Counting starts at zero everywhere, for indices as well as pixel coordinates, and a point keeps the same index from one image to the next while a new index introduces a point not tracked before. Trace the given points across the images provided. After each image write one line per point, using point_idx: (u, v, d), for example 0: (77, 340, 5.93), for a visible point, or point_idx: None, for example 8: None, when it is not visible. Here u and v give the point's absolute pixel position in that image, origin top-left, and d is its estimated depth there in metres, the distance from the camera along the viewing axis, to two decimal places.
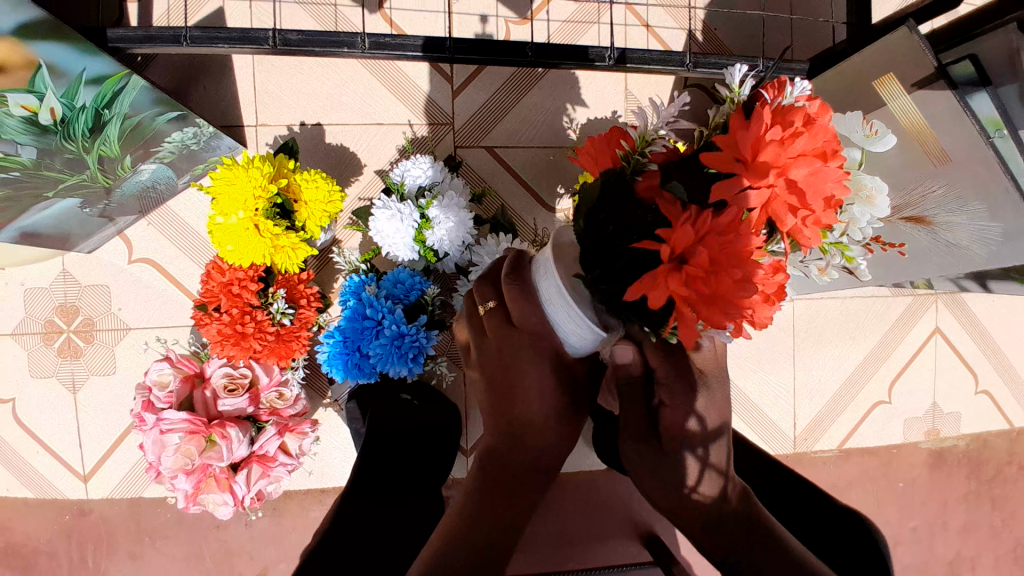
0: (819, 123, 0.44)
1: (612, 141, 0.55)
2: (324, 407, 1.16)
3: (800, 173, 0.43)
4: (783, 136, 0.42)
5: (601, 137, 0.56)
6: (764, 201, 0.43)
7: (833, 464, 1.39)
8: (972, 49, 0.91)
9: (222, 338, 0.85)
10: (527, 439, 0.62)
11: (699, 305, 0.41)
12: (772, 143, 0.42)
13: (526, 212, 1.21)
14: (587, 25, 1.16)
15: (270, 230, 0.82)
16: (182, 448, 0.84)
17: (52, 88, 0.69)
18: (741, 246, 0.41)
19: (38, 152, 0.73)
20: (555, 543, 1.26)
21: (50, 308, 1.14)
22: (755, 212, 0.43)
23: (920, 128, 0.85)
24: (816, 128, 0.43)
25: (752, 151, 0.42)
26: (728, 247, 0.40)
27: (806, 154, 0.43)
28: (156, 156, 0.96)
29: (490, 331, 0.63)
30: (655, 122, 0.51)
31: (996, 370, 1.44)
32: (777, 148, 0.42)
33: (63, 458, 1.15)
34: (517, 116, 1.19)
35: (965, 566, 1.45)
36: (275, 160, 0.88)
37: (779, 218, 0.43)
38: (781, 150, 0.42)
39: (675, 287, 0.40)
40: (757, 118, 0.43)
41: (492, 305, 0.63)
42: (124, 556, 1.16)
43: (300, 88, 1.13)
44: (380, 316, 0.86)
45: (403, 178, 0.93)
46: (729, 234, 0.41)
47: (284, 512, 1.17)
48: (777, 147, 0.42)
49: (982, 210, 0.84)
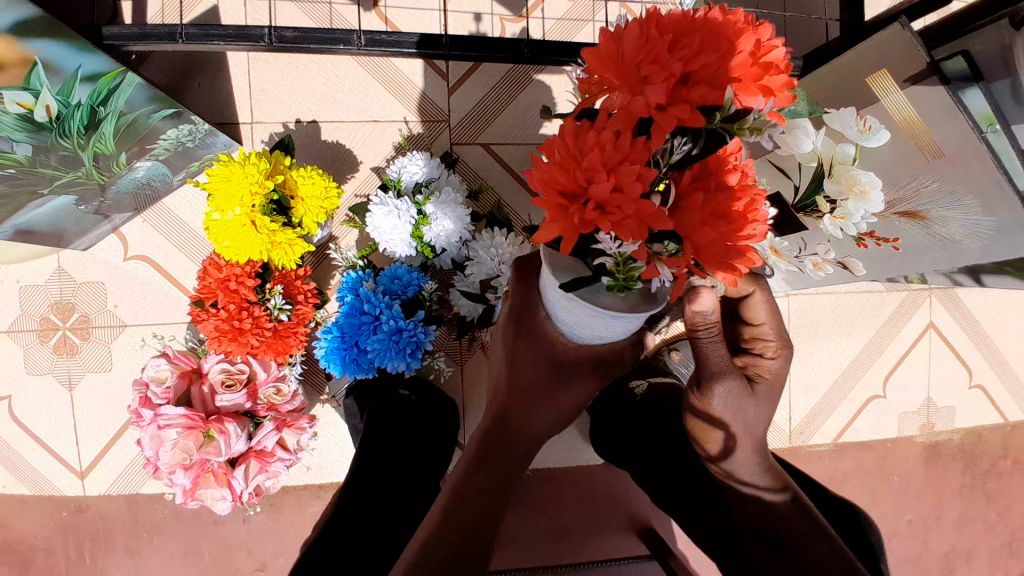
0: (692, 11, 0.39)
1: None
2: (322, 403, 1.16)
3: (664, 53, 0.38)
4: (650, 35, 0.38)
5: None
6: (632, 99, 0.39)
7: (828, 457, 1.40)
8: (965, 45, 0.92)
9: (220, 333, 0.85)
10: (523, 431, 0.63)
11: (567, 214, 0.39)
12: (636, 45, 0.39)
13: (522, 209, 1.21)
14: (583, 23, 1.17)
15: (267, 226, 0.82)
16: (181, 443, 0.84)
17: (48, 85, 0.69)
18: (601, 144, 0.38)
19: (33, 150, 0.73)
20: (554, 537, 1.27)
21: (45, 305, 1.14)
22: (622, 113, 0.39)
23: (913, 123, 0.85)
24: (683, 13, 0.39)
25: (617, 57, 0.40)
26: (596, 158, 0.38)
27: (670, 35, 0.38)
28: (152, 153, 0.96)
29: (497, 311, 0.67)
30: None
31: (990, 365, 1.46)
32: (631, 39, 0.39)
33: (60, 454, 1.15)
34: (512, 113, 1.19)
35: (959, 558, 1.46)
36: (271, 157, 0.88)
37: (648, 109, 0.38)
38: (648, 41, 0.38)
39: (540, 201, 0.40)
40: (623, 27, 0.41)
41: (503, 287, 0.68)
42: (122, 552, 1.16)
43: (295, 86, 1.13)
44: (378, 311, 0.86)
45: (399, 174, 0.93)
46: (600, 143, 0.38)
47: (282, 508, 1.18)
48: (648, 44, 0.39)
49: (975, 204, 0.85)
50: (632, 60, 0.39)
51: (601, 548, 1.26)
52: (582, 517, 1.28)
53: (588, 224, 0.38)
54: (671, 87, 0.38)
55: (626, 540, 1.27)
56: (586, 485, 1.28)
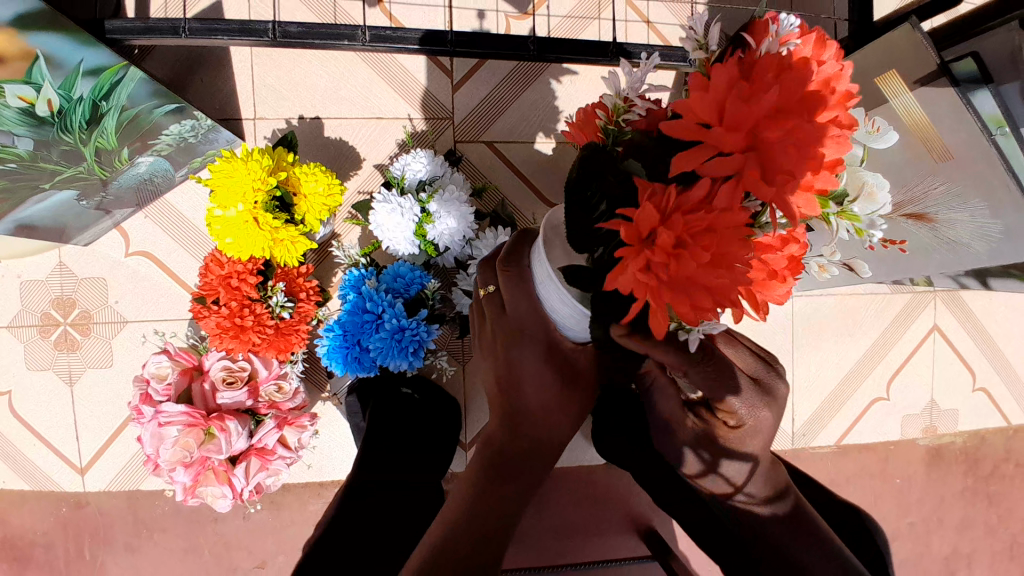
0: (793, 73, 0.38)
1: (590, 116, 0.53)
2: (323, 401, 1.15)
3: (775, 133, 0.37)
4: (752, 97, 0.37)
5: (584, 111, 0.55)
6: (738, 172, 0.38)
7: (831, 459, 1.40)
8: (976, 47, 0.91)
9: (221, 331, 0.85)
10: (526, 432, 0.63)
11: (667, 290, 0.38)
12: (760, 115, 0.37)
13: (526, 208, 1.20)
14: (588, 20, 1.16)
15: (269, 223, 0.82)
16: (182, 440, 0.84)
17: (50, 79, 0.68)
18: (717, 224, 0.37)
19: (34, 145, 0.72)
20: (554, 537, 1.26)
21: (46, 301, 1.14)
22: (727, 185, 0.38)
23: (923, 126, 0.85)
24: (791, 78, 0.38)
25: (718, 114, 0.38)
26: (710, 242, 0.37)
27: (781, 109, 0.38)
28: (154, 148, 0.95)
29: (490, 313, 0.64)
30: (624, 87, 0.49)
31: (994, 368, 1.45)
32: (743, 105, 0.37)
33: (60, 450, 1.15)
34: (516, 111, 1.19)
35: (960, 562, 1.45)
36: (274, 153, 0.87)
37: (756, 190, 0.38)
38: (765, 114, 0.37)
39: (637, 270, 0.38)
40: (721, 76, 0.38)
41: (492, 288, 0.65)
42: (121, 548, 1.16)
43: (298, 82, 1.12)
44: (380, 310, 0.86)
45: (403, 172, 0.93)
46: (711, 223, 0.37)
47: (282, 505, 1.17)
48: (764, 116, 0.37)
49: (983, 207, 0.84)
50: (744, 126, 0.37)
51: (601, 549, 1.26)
52: (582, 517, 1.27)
53: (683, 303, 0.38)
54: (769, 163, 0.38)
55: (626, 540, 1.27)
56: (587, 485, 1.28)
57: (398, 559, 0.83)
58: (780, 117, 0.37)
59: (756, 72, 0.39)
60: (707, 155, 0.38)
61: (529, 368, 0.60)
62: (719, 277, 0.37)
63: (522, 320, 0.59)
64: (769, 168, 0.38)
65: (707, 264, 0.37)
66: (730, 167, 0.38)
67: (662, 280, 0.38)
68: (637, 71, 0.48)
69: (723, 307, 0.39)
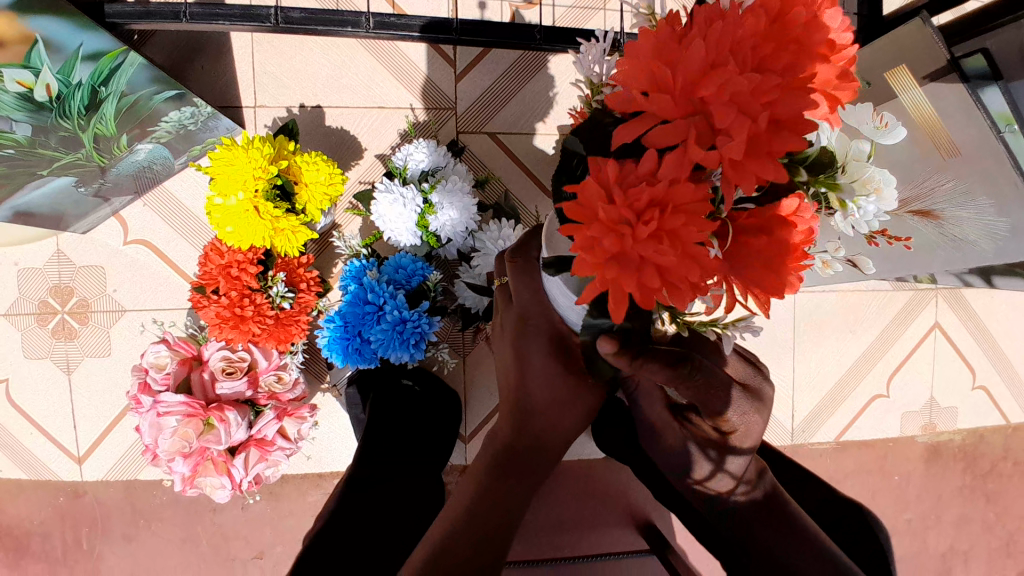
0: (730, 24, 0.35)
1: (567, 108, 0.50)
2: (322, 392, 1.15)
3: (712, 90, 0.34)
4: (683, 56, 0.35)
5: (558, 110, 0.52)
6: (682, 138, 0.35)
7: (830, 455, 1.40)
8: (986, 43, 0.89)
9: (221, 321, 0.84)
10: (529, 427, 0.62)
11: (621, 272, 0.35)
12: (692, 74, 0.34)
13: (528, 200, 1.19)
14: (594, 11, 1.14)
15: (270, 212, 0.81)
16: (180, 431, 0.84)
17: (48, 63, 0.67)
18: (663, 195, 0.34)
19: (33, 130, 0.71)
20: (553, 530, 1.26)
21: (44, 289, 1.13)
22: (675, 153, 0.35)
23: (932, 123, 0.85)
24: (726, 29, 0.35)
25: (652, 80, 0.36)
26: (655, 214, 0.34)
27: (717, 65, 0.34)
28: (153, 136, 0.94)
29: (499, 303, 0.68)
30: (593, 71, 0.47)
31: (994, 367, 1.45)
32: (673, 69, 0.34)
33: (57, 439, 1.14)
34: (520, 102, 1.17)
35: (957, 559, 1.46)
36: (276, 141, 0.86)
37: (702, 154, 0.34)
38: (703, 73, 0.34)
39: (583, 253, 0.35)
40: (651, 44, 0.36)
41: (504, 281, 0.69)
42: (118, 538, 1.16)
43: (300, 70, 1.11)
44: (381, 301, 0.85)
45: (405, 162, 0.92)
46: (656, 195, 0.34)
47: (281, 496, 1.17)
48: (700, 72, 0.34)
49: (989, 205, 0.83)
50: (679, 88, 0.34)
51: (600, 543, 1.26)
52: (581, 510, 1.27)
53: (642, 288, 0.35)
54: (716, 125, 0.34)
55: (625, 534, 1.27)
56: (586, 478, 1.27)
57: (399, 554, 0.82)
58: (718, 69, 0.34)
59: (693, 30, 0.36)
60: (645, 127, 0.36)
61: (533, 363, 0.59)
62: (666, 254, 0.33)
63: (527, 313, 0.58)
64: (717, 128, 0.34)
65: (651, 239, 0.34)
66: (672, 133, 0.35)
67: (608, 264, 0.35)
68: (592, 51, 0.46)
69: (675, 289, 0.35)
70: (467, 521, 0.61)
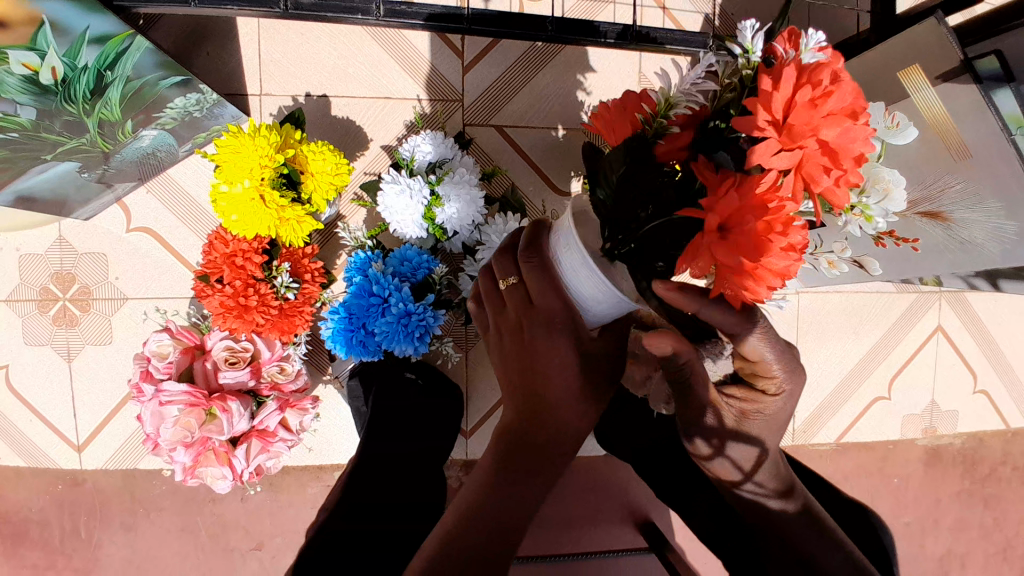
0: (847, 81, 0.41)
1: (627, 110, 0.52)
2: (324, 383, 1.14)
3: (830, 134, 0.41)
4: (815, 99, 0.40)
5: (614, 107, 0.53)
6: (796, 163, 0.41)
7: (830, 456, 1.40)
8: (996, 45, 0.90)
9: (224, 310, 0.83)
10: (537, 422, 0.61)
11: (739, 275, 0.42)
12: (805, 104, 0.40)
13: (535, 195, 1.19)
14: (604, 5, 1.14)
15: (276, 201, 0.80)
16: (182, 421, 0.82)
17: (55, 46, 0.66)
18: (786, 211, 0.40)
19: (37, 113, 0.71)
20: (551, 526, 1.26)
21: (45, 275, 1.12)
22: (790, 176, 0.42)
23: (942, 121, 0.84)
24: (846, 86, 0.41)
25: (784, 113, 0.41)
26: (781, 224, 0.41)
27: (836, 112, 0.41)
28: (158, 122, 0.93)
29: (511, 304, 0.63)
30: (678, 85, 0.49)
31: (996, 371, 1.45)
32: (809, 109, 0.40)
33: (56, 426, 1.14)
34: (527, 95, 1.17)
35: (954, 562, 1.46)
36: (282, 130, 0.85)
37: (813, 179, 0.41)
38: (814, 98, 0.40)
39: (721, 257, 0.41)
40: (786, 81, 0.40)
41: (512, 280, 0.63)
42: (117, 527, 1.15)
43: (306, 58, 1.10)
44: (386, 293, 0.84)
45: (412, 154, 0.91)
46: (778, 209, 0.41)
47: (280, 488, 1.16)
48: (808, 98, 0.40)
49: (998, 207, 0.82)
50: (809, 127, 0.40)
51: (598, 540, 1.26)
52: (580, 507, 1.27)
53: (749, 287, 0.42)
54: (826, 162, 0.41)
55: (623, 532, 1.27)
56: (586, 475, 1.27)
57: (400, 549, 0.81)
58: (833, 123, 0.40)
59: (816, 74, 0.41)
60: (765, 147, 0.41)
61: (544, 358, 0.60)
62: (791, 256, 0.41)
63: (553, 311, 0.59)
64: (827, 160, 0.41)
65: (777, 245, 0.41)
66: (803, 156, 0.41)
67: (732, 266, 0.42)
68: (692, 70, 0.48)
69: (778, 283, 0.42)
70: (479, 516, 0.59)
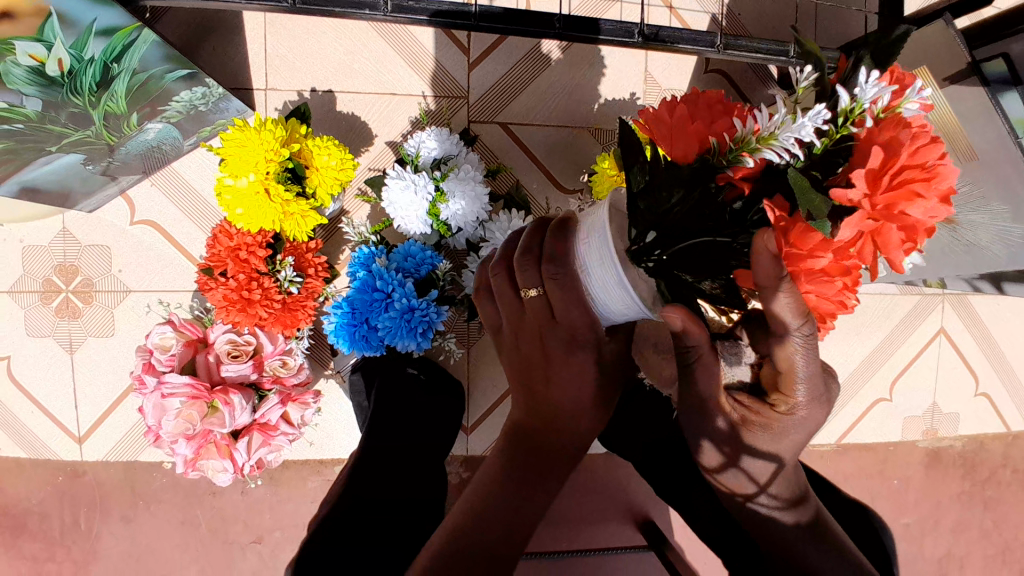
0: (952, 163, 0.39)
1: (701, 130, 0.48)
2: (326, 378, 1.14)
3: (915, 215, 0.39)
4: (911, 183, 0.38)
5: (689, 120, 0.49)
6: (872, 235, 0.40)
7: (830, 458, 1.39)
8: (1005, 48, 0.89)
9: (228, 304, 0.83)
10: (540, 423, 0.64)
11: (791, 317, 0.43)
12: (904, 188, 0.38)
13: (540, 193, 1.18)
14: (610, 3, 1.13)
15: (280, 195, 0.80)
16: (184, 413, 0.83)
17: (62, 38, 0.66)
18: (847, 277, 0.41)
19: (43, 105, 0.71)
20: (550, 523, 1.26)
21: (48, 267, 1.12)
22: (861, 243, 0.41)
23: (949, 121, 0.83)
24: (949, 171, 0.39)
25: (878, 190, 0.39)
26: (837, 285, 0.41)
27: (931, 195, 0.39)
28: (163, 115, 0.93)
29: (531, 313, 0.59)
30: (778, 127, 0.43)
31: (997, 374, 1.44)
32: (904, 193, 0.38)
33: (58, 418, 1.14)
34: (533, 93, 1.17)
35: (953, 565, 1.46)
36: (287, 124, 0.85)
37: (885, 249, 0.40)
38: (917, 179, 0.38)
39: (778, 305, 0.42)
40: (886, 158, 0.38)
41: (534, 291, 0.58)
42: (117, 519, 1.15)
43: (312, 53, 1.10)
44: (390, 289, 0.84)
45: (417, 150, 0.91)
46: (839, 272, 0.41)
47: (281, 482, 1.16)
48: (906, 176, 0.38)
49: (1004, 210, 0.82)
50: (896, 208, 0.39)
51: (598, 538, 1.26)
52: (580, 505, 1.27)
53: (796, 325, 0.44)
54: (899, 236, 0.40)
55: (623, 530, 1.27)
56: (586, 473, 1.27)
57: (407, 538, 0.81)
58: (923, 204, 0.39)
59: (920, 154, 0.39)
60: (852, 220, 0.39)
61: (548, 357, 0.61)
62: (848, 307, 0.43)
63: (576, 326, 0.57)
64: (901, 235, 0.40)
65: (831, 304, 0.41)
66: (893, 233, 0.40)
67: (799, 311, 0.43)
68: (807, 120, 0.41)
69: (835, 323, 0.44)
70: (484, 516, 0.61)
